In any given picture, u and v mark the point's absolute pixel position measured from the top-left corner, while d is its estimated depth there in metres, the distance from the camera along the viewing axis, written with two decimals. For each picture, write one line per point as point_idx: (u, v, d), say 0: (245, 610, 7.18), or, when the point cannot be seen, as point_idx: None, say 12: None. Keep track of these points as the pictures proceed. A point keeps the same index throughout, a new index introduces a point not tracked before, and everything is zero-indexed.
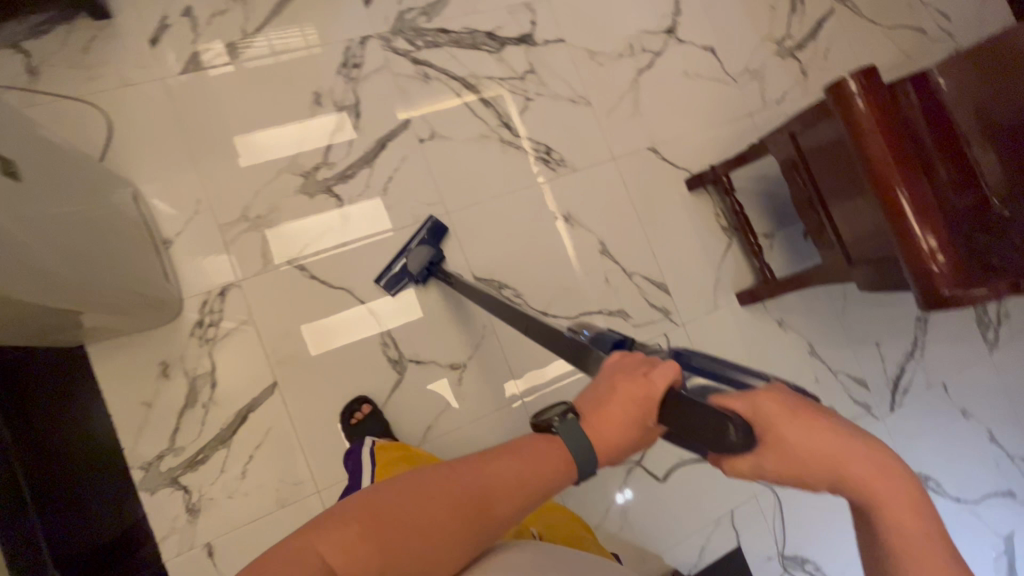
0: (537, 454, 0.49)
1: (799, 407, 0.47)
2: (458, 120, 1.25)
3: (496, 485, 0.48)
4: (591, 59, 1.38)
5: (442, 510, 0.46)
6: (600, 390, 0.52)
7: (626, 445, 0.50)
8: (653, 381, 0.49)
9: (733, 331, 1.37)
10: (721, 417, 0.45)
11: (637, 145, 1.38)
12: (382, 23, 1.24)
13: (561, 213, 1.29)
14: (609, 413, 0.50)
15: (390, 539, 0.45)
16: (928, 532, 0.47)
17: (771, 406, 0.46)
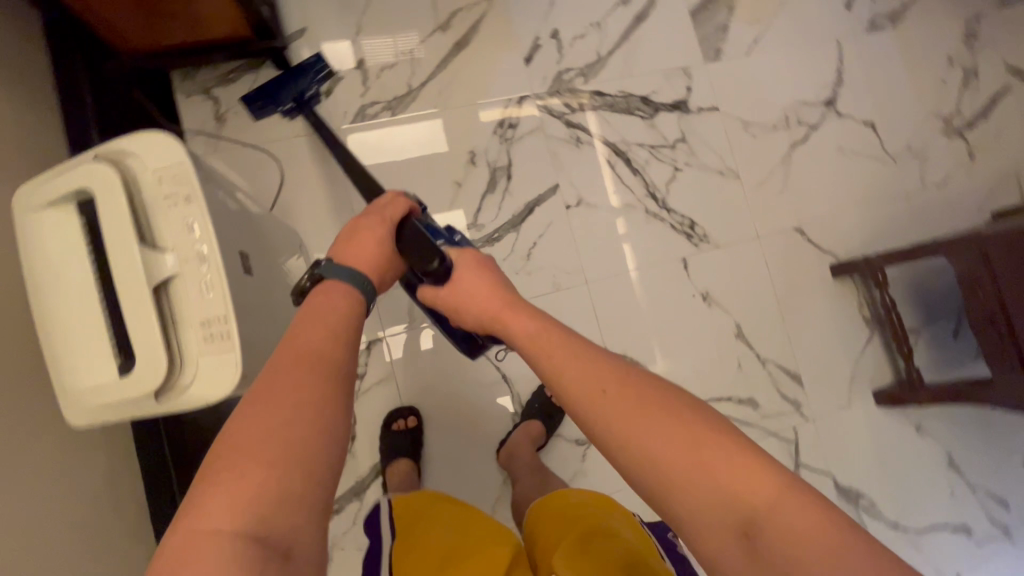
0: (335, 286, 0.63)
1: (480, 260, 0.74)
2: (605, 188, 1.23)
3: (312, 341, 0.52)
4: (744, 130, 1.32)
5: (291, 385, 0.47)
6: (350, 230, 0.71)
7: (383, 262, 0.71)
8: (388, 210, 0.74)
9: (866, 432, 1.29)
10: (430, 250, 0.73)
11: (783, 225, 1.32)
12: (540, 84, 1.23)
13: (699, 291, 1.25)
14: (363, 240, 0.70)
15: (261, 435, 0.43)
16: (577, 344, 0.57)
17: (469, 256, 0.75)
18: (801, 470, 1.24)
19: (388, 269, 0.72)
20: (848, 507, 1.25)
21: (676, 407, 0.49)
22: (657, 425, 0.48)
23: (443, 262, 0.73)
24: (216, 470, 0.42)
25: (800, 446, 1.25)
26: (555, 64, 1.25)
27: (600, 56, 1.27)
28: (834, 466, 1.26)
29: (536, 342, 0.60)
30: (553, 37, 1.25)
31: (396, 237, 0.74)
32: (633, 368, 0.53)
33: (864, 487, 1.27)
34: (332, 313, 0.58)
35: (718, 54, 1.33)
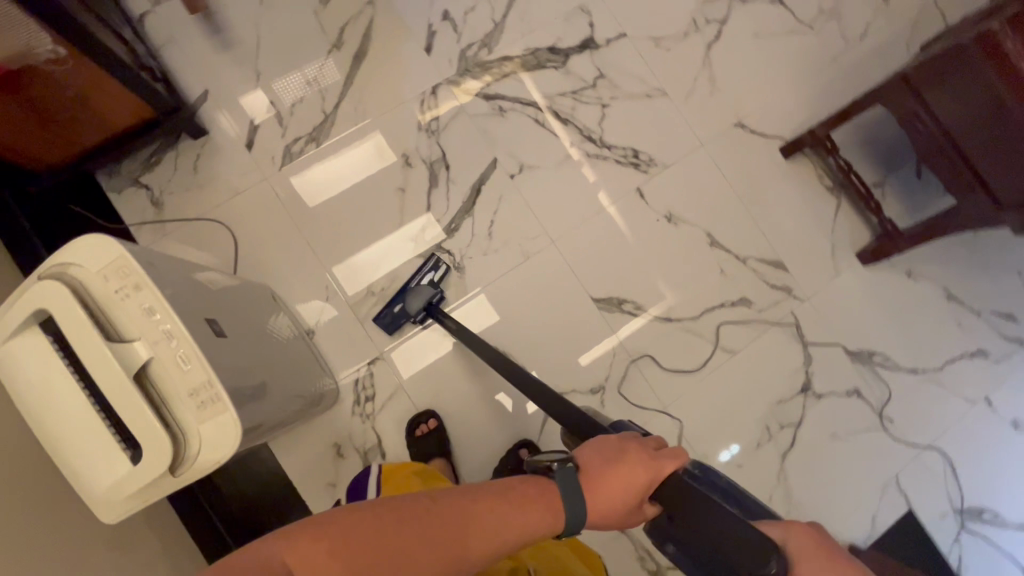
0: (553, 505, 0.54)
1: (825, 550, 0.48)
2: (542, 147, 1.24)
3: (489, 536, 0.50)
4: (657, 46, 1.32)
5: (430, 552, 0.47)
6: (610, 453, 0.56)
7: (618, 508, 0.54)
8: (661, 462, 0.54)
9: (861, 294, 1.32)
10: (762, 542, 0.45)
11: (723, 125, 1.32)
12: (447, 68, 1.24)
13: (662, 214, 1.27)
14: (614, 476, 0.54)
15: (367, 561, 0.46)
16: None
17: (806, 539, 0.47)
18: (810, 348, 1.27)
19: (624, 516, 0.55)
20: (864, 368, 1.29)
21: None
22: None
23: (784, 562, 0.44)
24: (319, 540, 0.46)
25: (802, 327, 1.28)
26: (456, 44, 1.25)
27: (497, 22, 1.27)
28: (840, 334, 1.29)
29: None
30: (445, 18, 1.25)
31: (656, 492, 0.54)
32: None
33: (874, 345, 1.30)
34: (526, 525, 0.52)
35: None
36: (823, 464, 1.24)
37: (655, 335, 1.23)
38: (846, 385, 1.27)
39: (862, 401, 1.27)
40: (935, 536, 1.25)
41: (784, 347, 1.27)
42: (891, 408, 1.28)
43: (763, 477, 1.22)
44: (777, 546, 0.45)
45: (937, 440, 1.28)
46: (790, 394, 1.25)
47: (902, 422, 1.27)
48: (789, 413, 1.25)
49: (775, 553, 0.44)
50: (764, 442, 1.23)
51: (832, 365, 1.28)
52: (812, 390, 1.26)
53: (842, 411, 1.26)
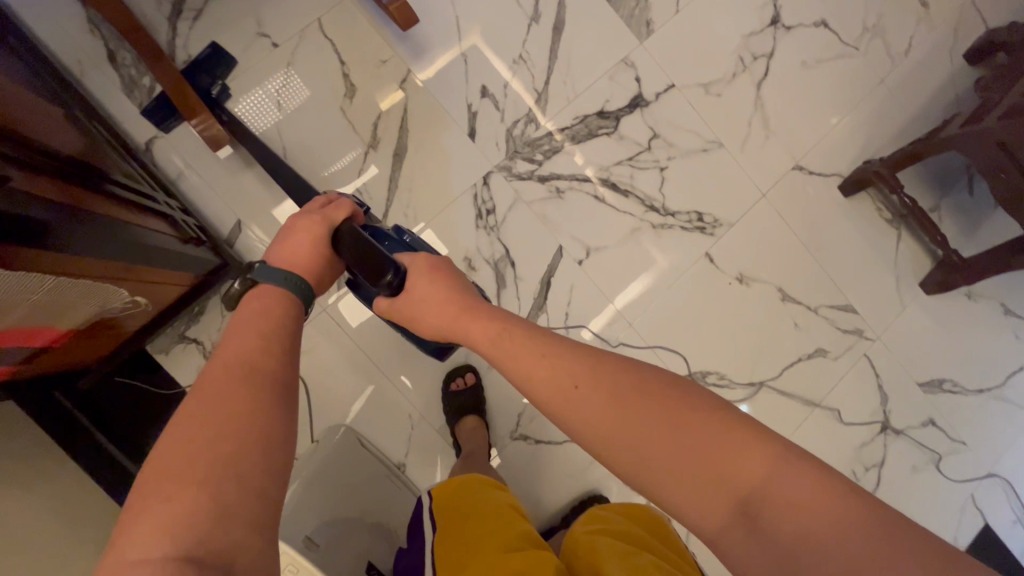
0: (262, 296, 0.62)
1: (435, 269, 0.72)
2: (605, 225, 1.17)
3: (247, 349, 0.52)
4: (707, 93, 1.24)
5: (230, 389, 0.46)
6: (286, 230, 0.72)
7: (311, 262, 0.70)
8: (330, 215, 0.74)
9: (926, 322, 1.32)
10: (385, 261, 0.70)
11: (782, 169, 1.27)
12: (496, 152, 1.14)
13: (733, 276, 1.23)
14: (295, 243, 0.70)
15: (204, 431, 0.42)
16: (538, 350, 0.58)
17: (423, 262, 0.72)
18: (883, 385, 1.29)
19: (326, 269, 0.72)
20: (935, 396, 1.31)
21: (653, 382, 0.51)
22: (548, 367, 0.56)
23: (399, 271, 0.70)
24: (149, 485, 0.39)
25: (877, 367, 1.29)
26: (500, 123, 1.14)
27: (539, 91, 1.16)
28: (910, 366, 1.31)
29: (511, 355, 0.59)
30: (484, 95, 1.14)
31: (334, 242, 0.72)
32: (642, 371, 0.53)
33: (942, 372, 1.32)
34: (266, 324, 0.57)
35: (650, 25, 1.21)
36: (908, 497, 1.28)
37: (740, 402, 1.22)
38: (921, 417, 1.30)
39: (936, 429, 1.30)
40: (1009, 543, 1.32)
41: (863, 390, 1.28)
42: (962, 431, 1.32)
43: None
44: (394, 267, 0.70)
45: (1005, 454, 1.34)
46: (870, 435, 1.27)
47: (974, 442, 1.32)
48: (872, 454, 1.27)
49: (393, 265, 0.70)
50: None
51: (905, 397, 1.30)
52: (891, 427, 1.28)
53: (919, 444, 1.29)
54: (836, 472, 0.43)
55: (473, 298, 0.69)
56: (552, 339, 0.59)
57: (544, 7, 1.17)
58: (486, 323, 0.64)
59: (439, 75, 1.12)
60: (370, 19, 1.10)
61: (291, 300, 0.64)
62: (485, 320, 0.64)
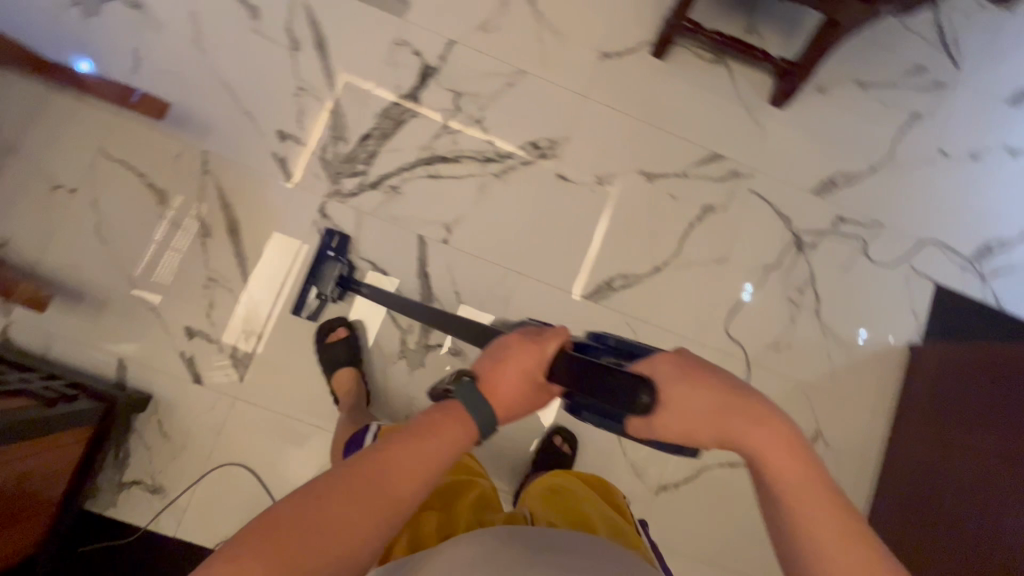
0: (442, 417, 0.58)
1: (687, 367, 0.60)
2: (452, 197, 1.19)
3: (404, 465, 0.53)
4: (487, 32, 1.24)
5: (358, 501, 0.50)
6: (498, 350, 0.64)
7: (516, 403, 0.62)
8: (541, 346, 0.63)
9: (794, 133, 1.33)
10: (637, 385, 0.57)
11: (591, 65, 1.27)
12: (320, 183, 1.15)
13: (593, 181, 1.24)
14: (501, 379, 0.61)
15: (315, 528, 0.47)
16: (760, 419, 0.57)
17: (671, 365, 0.60)
18: (781, 208, 1.30)
19: (536, 397, 0.64)
20: (833, 195, 1.32)
21: (814, 472, 0.54)
22: (773, 455, 0.55)
23: (652, 388, 0.58)
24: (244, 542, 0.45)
25: (766, 196, 1.30)
26: (310, 155, 1.16)
27: (332, 109, 1.18)
28: (797, 180, 1.32)
29: (759, 455, 0.56)
30: (284, 138, 1.15)
31: (549, 376, 0.63)
32: (821, 467, 0.55)
33: (829, 171, 1.33)
34: (431, 430, 0.56)
35: None
36: (851, 297, 1.29)
37: (656, 289, 1.24)
38: (829, 220, 1.31)
39: (849, 223, 1.31)
40: (965, 291, 1.33)
41: (764, 224, 1.29)
42: (874, 213, 1.33)
43: (812, 341, 1.27)
44: (647, 385, 0.58)
45: (923, 213, 1.34)
46: (791, 259, 1.29)
47: (890, 218, 1.33)
48: (800, 275, 1.28)
49: (647, 385, 0.58)
50: (796, 313, 1.27)
51: (806, 210, 1.31)
52: (805, 243, 1.30)
53: (839, 243, 1.31)
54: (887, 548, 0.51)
55: (746, 396, 0.58)
56: (753, 401, 0.58)
57: (299, 34, 1.18)
58: (740, 417, 0.57)
59: (233, 141, 1.14)
60: (146, 125, 1.12)
61: (470, 439, 0.58)
62: (760, 430, 0.56)
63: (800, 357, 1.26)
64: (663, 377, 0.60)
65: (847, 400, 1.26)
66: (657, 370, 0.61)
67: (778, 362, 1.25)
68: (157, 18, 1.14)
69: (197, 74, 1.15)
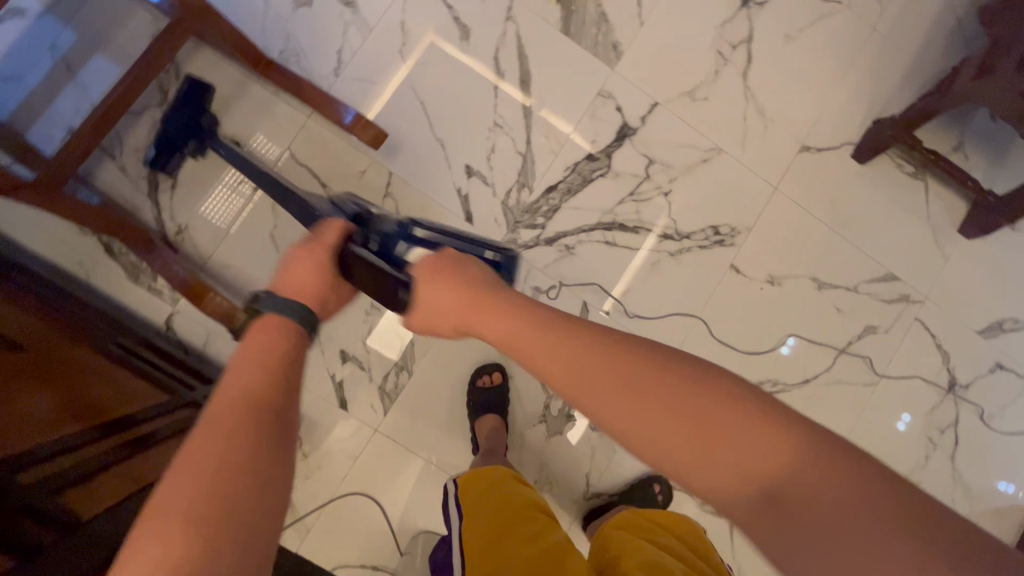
0: (258, 342, 0.55)
1: (437, 267, 0.62)
2: (623, 270, 1.15)
3: (252, 377, 0.50)
4: (693, 100, 1.18)
5: (231, 422, 0.45)
6: (284, 264, 0.67)
7: (312, 295, 0.64)
8: (320, 238, 0.68)
9: (974, 267, 1.26)
10: (384, 278, 0.64)
11: (789, 156, 1.21)
12: (497, 229, 1.11)
13: (763, 279, 1.20)
14: (297, 277, 0.65)
15: (211, 466, 0.41)
16: (565, 335, 0.49)
17: (426, 266, 0.63)
18: (942, 343, 1.25)
19: (334, 299, 0.67)
20: (998, 339, 1.27)
21: (660, 387, 0.44)
22: (594, 383, 0.46)
23: (404, 285, 0.63)
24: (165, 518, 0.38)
25: (930, 327, 1.25)
26: (493, 197, 1.12)
27: (523, 152, 1.13)
28: (965, 316, 1.26)
29: (574, 369, 0.47)
30: (471, 174, 1.11)
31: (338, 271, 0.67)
32: (657, 365, 0.45)
33: (999, 314, 1.27)
34: (268, 365, 0.52)
35: (618, 47, 1.15)
36: (989, 448, 1.26)
37: (799, 402, 1.21)
38: (988, 365, 1.26)
39: (1006, 372, 1.27)
40: None
41: (922, 357, 1.25)
42: None
43: (941, 485, 1.24)
44: (402, 281, 0.63)
45: None
46: (941, 397, 1.25)
47: None
48: (944, 416, 1.25)
49: (405, 279, 0.63)
50: (931, 453, 1.24)
51: (967, 350, 1.26)
52: (958, 385, 1.25)
53: (992, 390, 1.26)
54: (814, 428, 0.41)
55: (508, 295, 0.57)
56: (550, 316, 0.51)
57: (506, 65, 1.12)
58: (526, 337, 0.51)
59: (420, 167, 1.10)
60: (336, 134, 1.07)
61: (292, 330, 0.59)
62: (492, 313, 0.55)
63: None
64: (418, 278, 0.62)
65: None
66: (421, 269, 0.63)
67: None
68: (367, 22, 1.09)
69: (395, 90, 1.09)
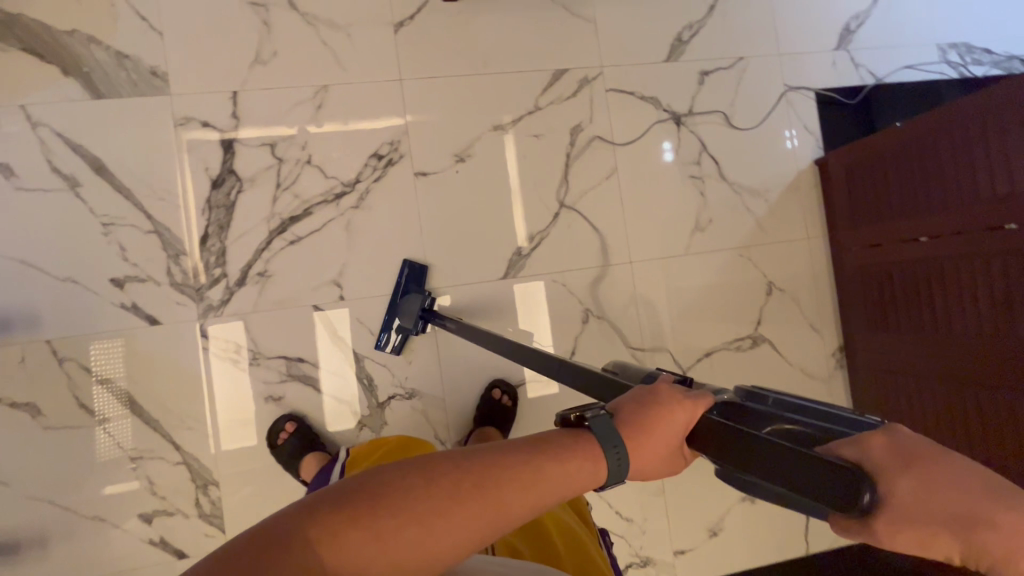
0: (566, 463, 0.43)
1: (910, 450, 0.35)
2: (326, 253, 1.10)
3: (527, 482, 0.42)
4: (264, 63, 1.09)
5: (481, 495, 0.40)
6: (642, 399, 0.47)
7: (653, 467, 0.46)
8: (694, 406, 0.45)
9: (621, 9, 1.23)
10: (837, 476, 0.34)
11: (390, 43, 1.14)
12: (187, 308, 1.05)
13: (453, 162, 1.15)
14: (656, 433, 0.45)
15: (429, 504, 0.39)
16: None
17: (885, 449, 0.35)
18: (644, 93, 1.23)
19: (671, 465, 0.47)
20: (687, 54, 1.25)
21: None
22: None
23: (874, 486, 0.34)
24: (355, 507, 0.38)
25: (625, 88, 1.23)
26: (161, 286, 1.05)
27: (153, 228, 1.05)
28: (646, 55, 1.24)
29: None
30: (123, 284, 1.03)
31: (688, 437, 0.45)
32: None
33: (673, 31, 1.25)
34: (537, 475, 0.42)
35: (157, 71, 1.06)
36: (746, 144, 1.26)
37: (565, 235, 1.19)
38: (695, 81, 1.25)
39: (714, 74, 1.26)
40: (843, 84, 1.31)
41: (636, 118, 1.23)
42: (733, 50, 1.27)
43: (729, 207, 1.25)
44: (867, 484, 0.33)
45: (776, 27, 1.29)
46: (677, 137, 1.24)
47: (749, 47, 1.28)
48: (691, 149, 1.24)
49: (858, 471, 0.33)
50: (704, 186, 1.24)
51: (669, 83, 1.24)
52: (683, 116, 1.24)
53: (714, 98, 1.26)
54: None
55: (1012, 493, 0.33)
56: None
57: (71, 168, 1.03)
58: (968, 504, 0.32)
59: (72, 314, 1.02)
60: None
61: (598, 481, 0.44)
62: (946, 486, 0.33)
63: (725, 226, 1.24)
64: (884, 469, 0.34)
65: (785, 243, 1.27)
66: (885, 452, 0.35)
67: (708, 242, 1.24)
68: None
69: None
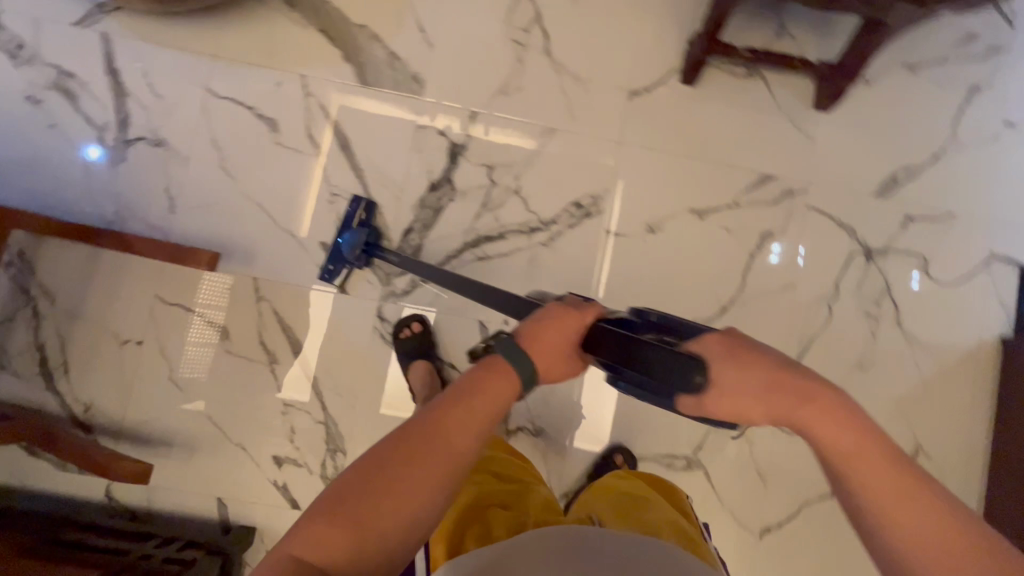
0: (479, 384, 0.56)
1: (734, 347, 0.57)
2: (504, 277, 1.16)
3: (463, 433, 0.53)
4: (507, 95, 1.19)
5: (428, 460, 0.50)
6: (541, 317, 0.64)
7: (551, 367, 0.63)
8: (585, 316, 0.65)
9: (843, 135, 1.25)
10: (686, 365, 0.55)
11: (620, 107, 1.21)
12: (373, 288, 1.14)
13: (642, 230, 1.20)
14: (546, 338, 0.62)
15: (387, 487, 0.48)
16: (869, 442, 0.52)
17: (717, 343, 0.57)
18: (841, 220, 1.23)
19: (567, 364, 0.64)
20: (896, 194, 1.24)
21: (910, 482, 0.50)
22: (854, 464, 0.51)
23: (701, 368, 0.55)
24: (330, 512, 0.47)
25: (825, 209, 1.23)
26: None
27: (369, 210, 1.16)
28: (855, 184, 1.24)
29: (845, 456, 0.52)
30: (328, 250, 1.14)
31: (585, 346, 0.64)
32: (940, 495, 0.50)
33: (888, 168, 1.25)
34: (472, 413, 0.54)
35: (417, 78, 1.18)
36: (931, 299, 1.23)
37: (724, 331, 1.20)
38: (896, 222, 1.23)
39: (918, 221, 1.24)
40: None
41: (828, 241, 1.23)
42: (944, 204, 1.25)
43: (895, 355, 1.21)
44: (696, 363, 0.55)
45: (995, 193, 1.26)
46: (862, 272, 1.22)
47: (961, 205, 1.25)
48: (874, 286, 1.22)
49: (700, 365, 0.55)
50: (876, 327, 1.21)
51: (869, 216, 1.23)
52: (874, 252, 1.23)
53: (911, 244, 1.23)
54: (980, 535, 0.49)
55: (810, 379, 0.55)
56: (846, 405, 0.53)
57: (323, 139, 1.16)
58: (790, 401, 0.54)
59: (280, 262, 1.14)
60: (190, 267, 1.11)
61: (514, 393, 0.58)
62: (768, 381, 0.55)
63: (886, 372, 1.21)
64: (712, 357, 0.56)
65: (944, 409, 1.21)
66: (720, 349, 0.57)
67: (864, 382, 1.20)
68: (179, 156, 1.14)
69: (229, 204, 1.14)
